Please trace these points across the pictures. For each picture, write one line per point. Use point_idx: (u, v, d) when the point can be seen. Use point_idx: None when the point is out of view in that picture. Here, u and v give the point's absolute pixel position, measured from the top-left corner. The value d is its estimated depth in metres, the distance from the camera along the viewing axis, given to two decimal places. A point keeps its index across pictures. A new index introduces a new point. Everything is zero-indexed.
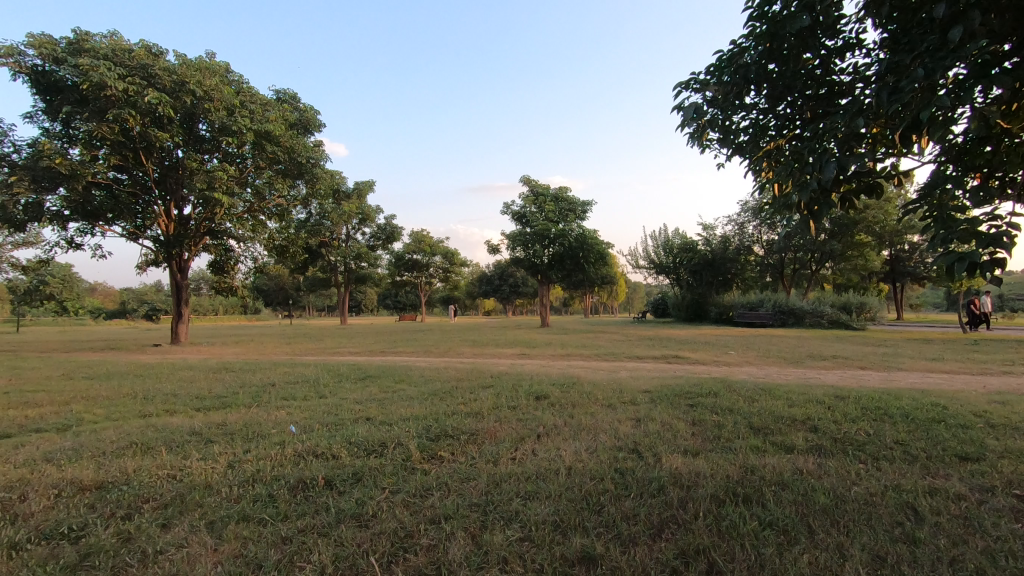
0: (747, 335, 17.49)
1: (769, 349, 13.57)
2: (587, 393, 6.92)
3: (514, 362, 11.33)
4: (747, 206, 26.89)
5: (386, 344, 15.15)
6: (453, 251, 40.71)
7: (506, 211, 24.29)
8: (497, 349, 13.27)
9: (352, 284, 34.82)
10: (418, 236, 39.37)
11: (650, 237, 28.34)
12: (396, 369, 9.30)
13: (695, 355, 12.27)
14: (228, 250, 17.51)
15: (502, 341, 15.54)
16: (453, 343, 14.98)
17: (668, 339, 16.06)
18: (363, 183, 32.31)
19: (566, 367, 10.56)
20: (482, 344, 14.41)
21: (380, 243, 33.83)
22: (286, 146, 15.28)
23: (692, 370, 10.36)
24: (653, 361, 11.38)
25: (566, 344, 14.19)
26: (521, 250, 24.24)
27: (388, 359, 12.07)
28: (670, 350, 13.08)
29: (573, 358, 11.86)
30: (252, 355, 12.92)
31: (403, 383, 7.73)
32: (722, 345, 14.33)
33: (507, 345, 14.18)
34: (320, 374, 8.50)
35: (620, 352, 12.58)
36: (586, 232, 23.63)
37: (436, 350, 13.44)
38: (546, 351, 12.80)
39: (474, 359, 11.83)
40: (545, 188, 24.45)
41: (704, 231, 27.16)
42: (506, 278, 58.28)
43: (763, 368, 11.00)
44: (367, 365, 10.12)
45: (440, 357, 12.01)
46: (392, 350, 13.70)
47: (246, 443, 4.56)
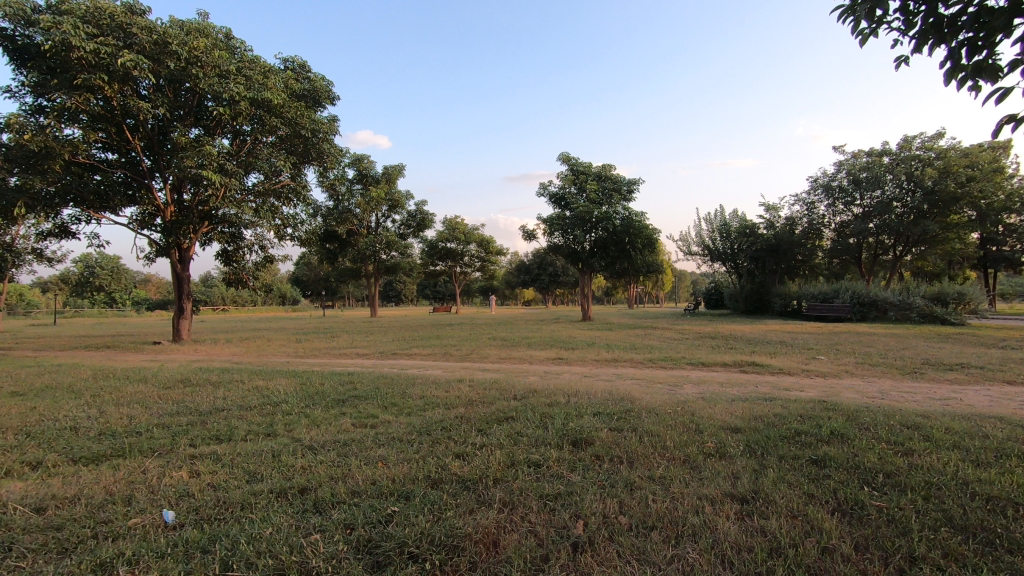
0: (827, 333, 14.78)
1: (868, 354, 10.90)
2: (648, 434, 4.74)
3: (548, 372, 9.20)
4: (818, 183, 23.68)
5: (404, 343, 13.29)
6: (489, 239, 38.73)
7: (543, 192, 22.02)
8: (530, 352, 11.13)
9: (383, 274, 33.28)
10: (451, 223, 37.55)
11: (704, 219, 25.48)
12: (396, 384, 7.32)
13: (776, 363, 9.78)
14: (236, 237, 15.97)
15: (536, 340, 13.39)
16: (480, 342, 12.99)
17: (734, 338, 13.55)
18: (393, 167, 30.56)
19: (615, 381, 8.33)
20: (513, 345, 12.35)
21: (412, 231, 32.10)
22: (290, 118, 13.46)
23: (780, 386, 7.95)
24: (725, 372, 8.98)
25: (612, 345, 11.94)
26: (559, 235, 21.95)
27: (400, 364, 10.13)
28: (742, 354, 10.63)
29: (621, 366, 9.58)
30: (248, 358, 11.27)
31: (393, 409, 5.72)
32: (806, 348, 11.74)
33: (542, 346, 12.00)
34: (295, 392, 6.57)
35: (678, 357, 10.27)
36: (632, 214, 21.11)
37: (459, 351, 11.49)
38: (588, 355, 10.58)
39: (501, 366, 9.77)
40: (587, 166, 21.99)
41: (767, 212, 24.12)
42: (546, 266, 56.03)
43: (872, 382, 8.42)
44: (367, 376, 8.20)
45: (460, 364, 10.00)
46: (408, 351, 11.80)
47: (52, 559, 2.58)
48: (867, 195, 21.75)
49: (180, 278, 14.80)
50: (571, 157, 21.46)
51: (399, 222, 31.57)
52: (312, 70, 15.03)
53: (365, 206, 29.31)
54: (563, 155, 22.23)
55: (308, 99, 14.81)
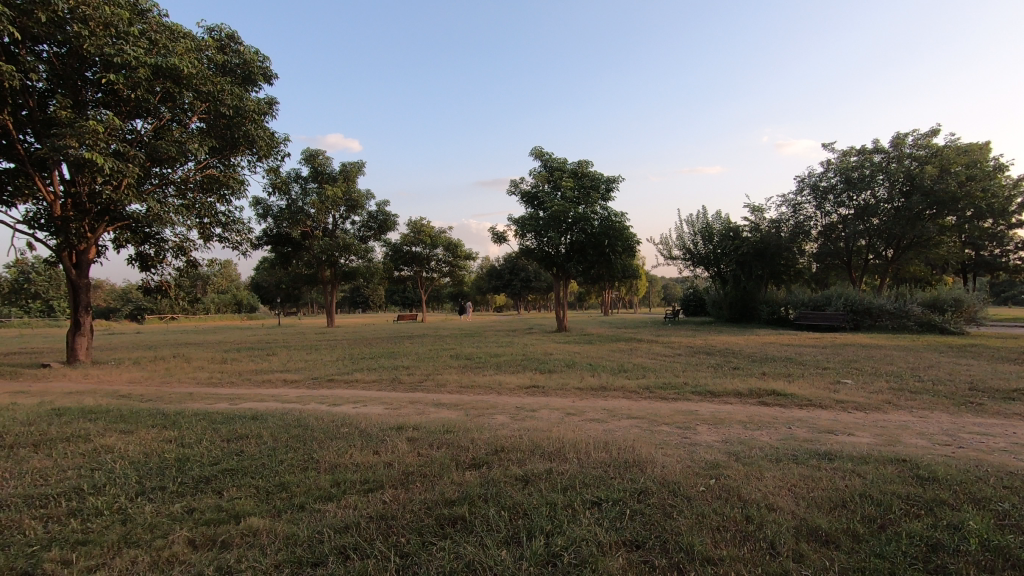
0: (835, 348, 13.18)
1: (898, 375, 9.24)
2: (695, 561, 2.78)
3: (519, 408, 7.17)
4: (805, 183, 22.36)
5: (351, 363, 11.13)
6: (456, 243, 36.58)
7: (514, 190, 20.09)
8: (498, 377, 9.06)
9: (341, 281, 30.71)
10: (416, 225, 35.27)
11: (686, 221, 23.90)
12: (306, 438, 5.18)
13: (798, 390, 7.97)
14: (151, 237, 13.49)
15: (506, 359, 11.34)
16: (440, 363, 10.87)
17: (734, 356, 11.75)
18: (351, 165, 28.29)
19: (606, 423, 6.37)
20: (479, 367, 10.26)
21: (373, 234, 29.64)
22: (207, 92, 11.12)
23: (822, 430, 6.12)
24: (743, 408, 7.11)
25: (596, 367, 9.99)
26: (531, 238, 19.99)
27: (331, 399, 7.92)
28: (753, 378, 8.81)
29: (611, 401, 7.60)
30: (142, 388, 8.93)
31: (276, 501, 3.60)
32: (821, 368, 10.02)
33: (513, 368, 9.95)
34: (140, 463, 4.38)
35: (678, 383, 8.38)
36: (611, 214, 19.35)
37: (412, 376, 9.36)
38: (569, 382, 8.59)
39: (460, 400, 7.66)
40: (562, 162, 20.09)
41: (752, 214, 22.70)
42: (517, 271, 54.10)
43: (930, 419, 6.68)
44: (274, 422, 6.01)
45: (409, 396, 7.89)
46: (350, 375, 9.60)
47: None
48: (858, 195, 20.52)
49: (77, 286, 12.29)
50: (544, 151, 19.56)
51: (358, 224, 29.08)
52: (243, 42, 12.72)
53: (319, 206, 26.88)
54: (537, 150, 20.34)
55: (237, 76, 12.51)
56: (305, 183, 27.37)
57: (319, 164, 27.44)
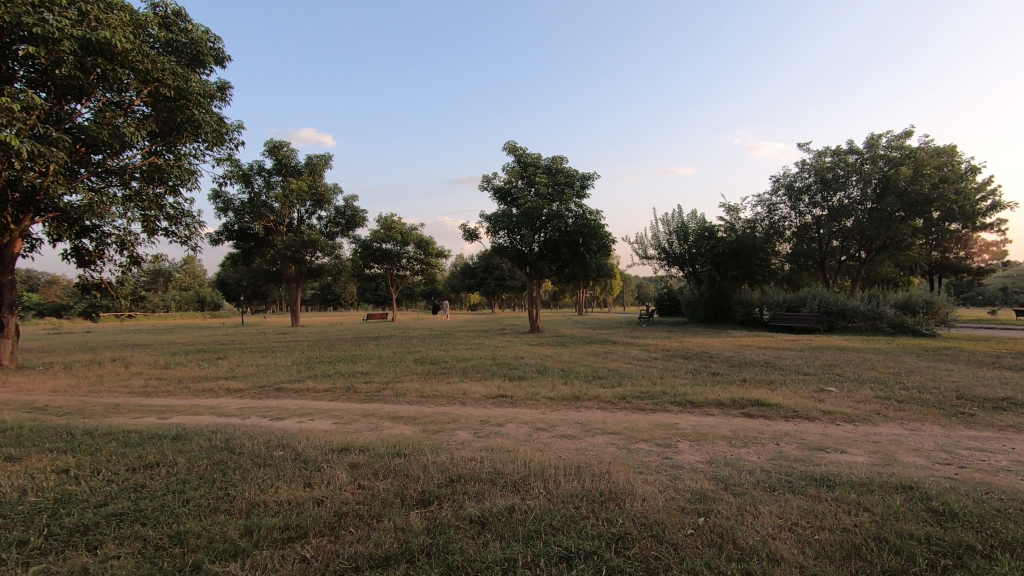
0: (813, 351, 12.88)
1: (880, 382, 8.89)
2: None
3: (484, 422, 6.51)
4: (780, 183, 22.19)
5: (306, 369, 10.31)
6: (428, 240, 35.64)
7: (486, 186, 19.37)
8: (463, 386, 8.38)
9: (307, 278, 29.50)
10: (387, 221, 34.23)
11: (661, 221, 23.53)
12: (227, 467, 4.41)
13: (783, 399, 7.50)
14: (88, 230, 12.37)
15: (474, 363, 10.64)
16: (402, 368, 10.14)
17: (711, 360, 11.30)
18: (317, 158, 27.17)
19: (577, 440, 5.76)
20: (443, 373, 9.56)
21: (340, 230, 28.54)
22: (144, 70, 10.08)
23: (812, 448, 5.62)
24: (726, 421, 6.58)
25: (568, 373, 9.39)
26: (504, 236, 19.31)
27: (275, 412, 7.13)
28: (734, 386, 8.31)
29: (583, 413, 6.99)
30: (64, 399, 7.98)
31: (163, 563, 2.85)
32: (801, 374, 9.63)
33: (480, 375, 9.26)
34: (10, 504, 3.57)
35: (655, 392, 7.83)
36: (586, 212, 18.82)
37: (370, 383, 8.61)
38: (538, 391, 7.95)
39: (419, 413, 6.95)
40: (536, 157, 19.44)
41: (727, 213, 22.45)
42: (492, 269, 53.45)
43: (922, 433, 6.25)
44: (197, 444, 5.21)
45: (362, 409, 7.14)
46: (301, 382, 8.79)
47: None
48: (833, 196, 20.42)
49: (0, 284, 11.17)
50: (517, 146, 18.89)
51: (324, 219, 27.94)
52: (190, 19, 11.69)
53: (283, 200, 25.70)
54: (510, 145, 19.67)
55: (183, 55, 11.46)
56: (268, 176, 26.16)
57: (282, 156, 26.23)
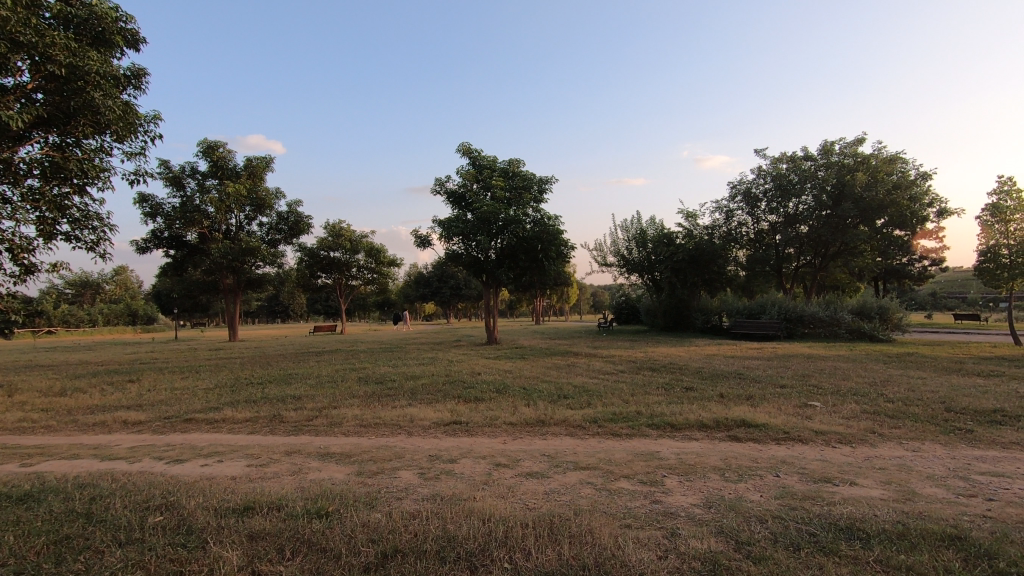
0: (780, 361, 12.44)
1: (860, 394, 8.34)
2: None
3: (435, 458, 5.43)
4: (737, 190, 22.13)
5: (229, 393, 8.94)
6: (379, 248, 34.11)
7: (438, 189, 18.26)
8: (410, 410, 7.27)
9: (246, 289, 27.40)
10: (334, 228, 32.52)
11: (621, 227, 23.03)
12: (71, 552, 3.17)
13: (769, 417, 6.76)
14: None
15: (424, 382, 9.53)
16: (342, 390, 8.91)
17: (681, 372, 10.61)
18: (258, 160, 25.42)
19: (547, 480, 4.79)
20: (389, 395, 8.41)
21: (283, 237, 26.73)
22: (29, 43, 8.33)
23: (817, 480, 4.85)
24: (713, 448, 5.75)
25: (530, 392, 8.43)
26: (459, 242, 18.24)
27: (177, 451, 5.82)
28: (713, 403, 7.55)
29: (550, 442, 6.01)
30: None
31: None
32: (778, 386, 9.00)
33: (431, 397, 8.14)
34: None
35: (629, 413, 6.94)
36: (545, 217, 18.02)
37: (302, 410, 7.37)
38: (497, 414, 6.94)
39: (355, 448, 5.79)
40: (492, 159, 18.52)
41: (686, 220, 22.16)
42: (446, 278, 52.30)
43: (927, 454, 5.62)
44: (46, 508, 3.91)
45: (287, 445, 5.92)
46: (217, 411, 7.44)
47: None
48: (789, 202, 20.43)
49: None
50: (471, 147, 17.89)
51: (265, 226, 26.11)
52: None
53: (220, 204, 23.77)
54: (464, 146, 18.68)
55: (84, 33, 9.96)
56: (202, 179, 24.20)
57: (218, 157, 24.32)
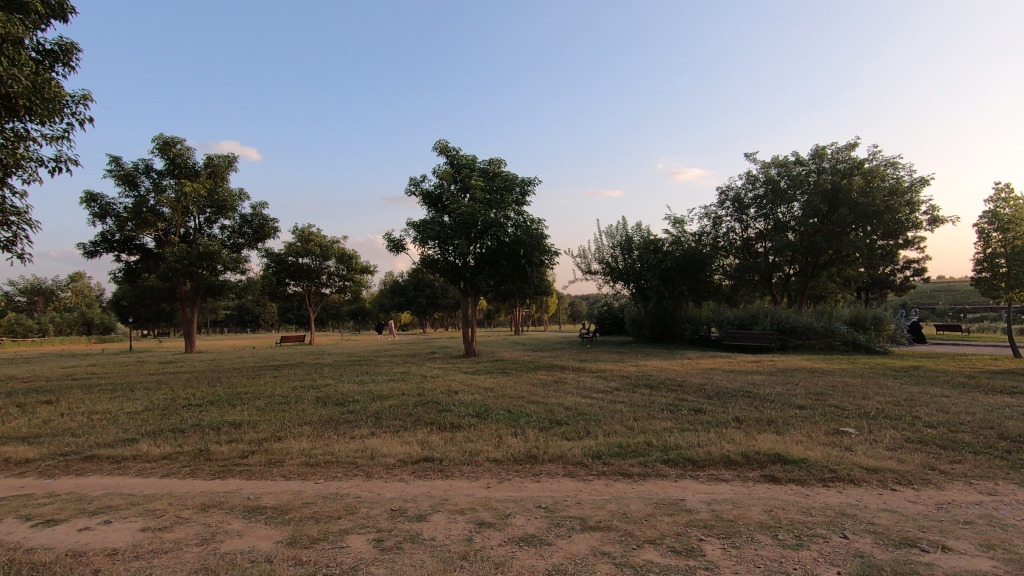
0: (785, 376, 11.45)
1: (893, 416, 7.32)
2: None
3: (398, 514, 4.14)
4: (726, 195, 21.38)
5: (156, 418, 7.46)
6: (351, 254, 32.51)
7: (413, 189, 16.95)
8: (372, 442, 5.95)
9: (205, 297, 25.50)
10: (303, 233, 30.86)
11: (606, 233, 22.02)
12: None
13: (805, 449, 5.64)
14: None
15: (393, 404, 8.18)
16: (294, 415, 7.52)
17: (683, 390, 9.47)
18: (220, 159, 23.81)
19: (547, 550, 3.54)
20: (349, 421, 7.07)
21: (246, 241, 25.08)
22: None
23: (900, 543, 3.71)
24: (751, 495, 4.58)
25: (517, 417, 7.17)
26: (435, 247, 16.92)
27: (55, 506, 4.39)
28: (733, 430, 6.40)
29: (546, 487, 4.77)
30: None
31: None
32: (797, 408, 7.92)
33: (399, 424, 6.82)
34: None
35: (638, 445, 5.75)
36: (528, 220, 16.88)
37: (237, 443, 5.99)
38: (478, 448, 5.67)
39: (293, 500, 4.46)
40: (471, 158, 17.32)
41: (673, 226, 21.24)
42: (423, 286, 50.76)
43: (1012, 500, 4.54)
44: None
45: (206, 496, 4.55)
46: (131, 445, 6.00)
47: None
48: (779, 208, 19.74)
49: None
50: (448, 144, 16.67)
51: (227, 229, 24.42)
52: None
53: (176, 205, 22.03)
54: (441, 144, 17.45)
55: None
56: (157, 177, 22.47)
57: (175, 154, 22.61)
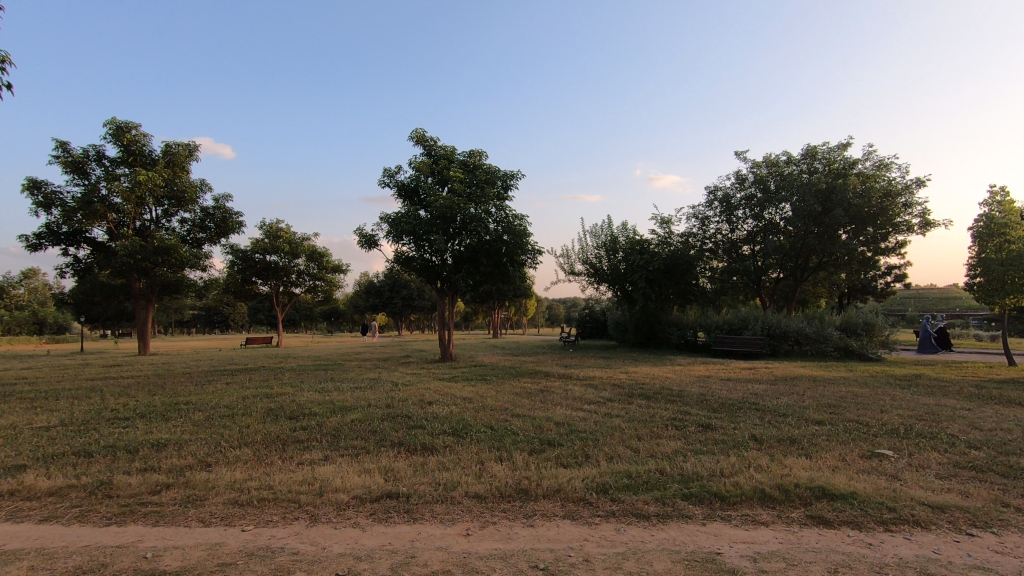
0: (786, 385, 10.62)
1: (925, 435, 6.47)
2: None
3: None
4: (714, 195, 20.74)
5: (62, 437, 6.15)
6: (323, 251, 31.01)
7: (387, 181, 15.76)
8: (324, 471, 4.80)
9: (161, 295, 23.77)
10: (272, 230, 29.29)
11: (591, 232, 21.12)
12: None
13: (848, 479, 4.70)
14: None
15: (354, 419, 7.01)
16: (234, 432, 6.29)
17: (683, 402, 8.51)
18: (180, 148, 22.27)
19: None
20: (300, 441, 5.89)
21: (208, 236, 23.52)
22: None
23: None
24: (804, 546, 3.58)
25: (501, 435, 6.09)
26: (410, 243, 15.73)
27: None
28: (756, 454, 5.44)
29: (543, 536, 3.70)
30: None
31: None
32: (816, 424, 7.01)
33: (361, 445, 5.67)
34: None
35: (651, 474, 4.72)
36: (511, 216, 15.85)
37: (151, 472, 4.77)
38: (455, 479, 4.58)
39: (205, 560, 3.30)
40: (450, 149, 16.21)
41: (660, 226, 20.43)
42: (399, 287, 49.36)
43: None
44: None
45: (85, 556, 3.35)
46: (13, 476, 4.72)
47: None
48: (770, 209, 19.13)
49: None
50: (426, 133, 15.54)
51: (187, 223, 22.83)
52: None
53: (130, 194, 20.37)
54: (417, 133, 16.33)
55: None
56: (110, 165, 20.80)
57: (129, 141, 20.98)
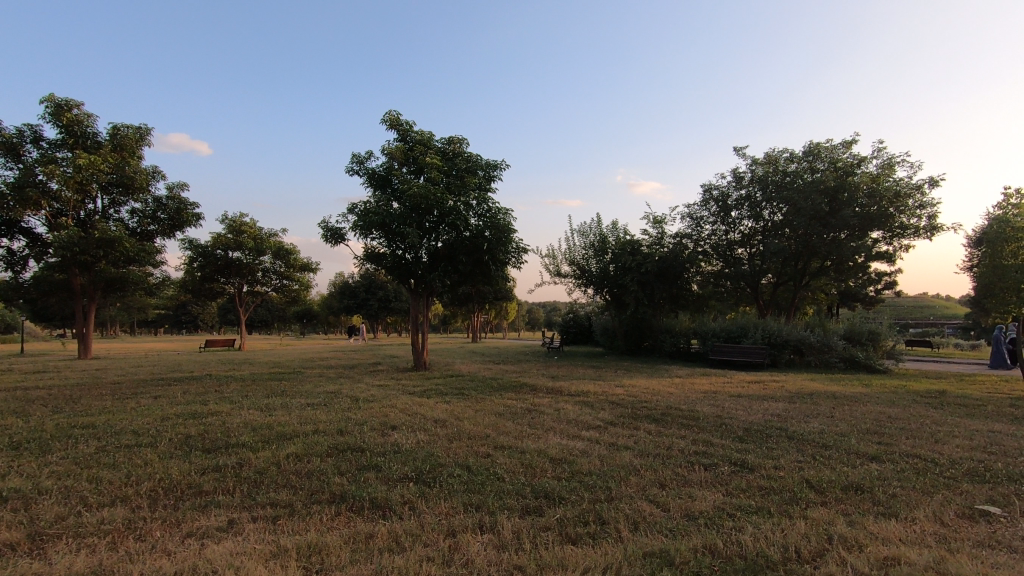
0: (807, 404, 9.28)
1: (1018, 479, 5.11)
2: None
3: None
4: (710, 194, 19.56)
5: None
6: (291, 248, 29.01)
7: (356, 168, 14.08)
8: (216, 555, 3.18)
9: (107, 292, 21.69)
10: (235, 223, 27.26)
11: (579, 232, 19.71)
12: None
13: (981, 565, 3.26)
14: None
15: (291, 453, 5.41)
16: (118, 477, 4.61)
17: (700, 427, 7.09)
18: (129, 131, 20.30)
19: None
20: (204, 494, 4.25)
21: (160, 229, 21.55)
22: None
23: None
24: None
25: (481, 483, 4.54)
26: (380, 239, 14.08)
27: None
28: (831, 516, 3.99)
29: None
30: None
31: None
32: (875, 462, 5.62)
33: (286, 501, 4.07)
34: None
35: (701, 560, 3.22)
36: (495, 211, 14.33)
37: None
38: (412, 571, 3.01)
39: None
40: (428, 134, 14.61)
41: (653, 225, 19.11)
42: (375, 288, 47.48)
43: None
44: None
45: None
46: None
47: None
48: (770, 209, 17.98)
49: None
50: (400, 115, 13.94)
51: (137, 213, 20.84)
52: None
53: (70, 180, 18.30)
54: (391, 117, 14.68)
55: None
56: (48, 148, 18.72)
57: (70, 121, 18.90)
